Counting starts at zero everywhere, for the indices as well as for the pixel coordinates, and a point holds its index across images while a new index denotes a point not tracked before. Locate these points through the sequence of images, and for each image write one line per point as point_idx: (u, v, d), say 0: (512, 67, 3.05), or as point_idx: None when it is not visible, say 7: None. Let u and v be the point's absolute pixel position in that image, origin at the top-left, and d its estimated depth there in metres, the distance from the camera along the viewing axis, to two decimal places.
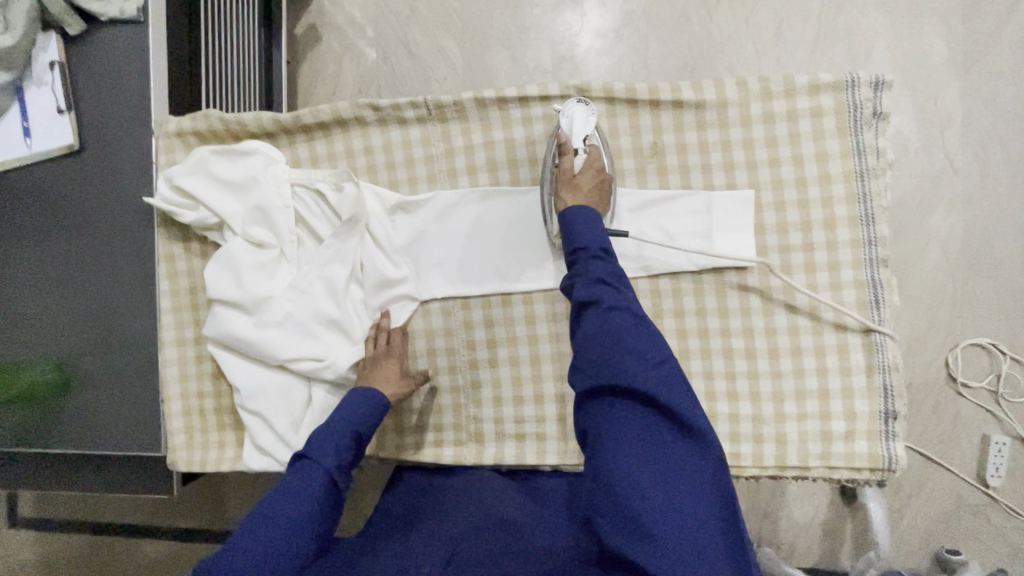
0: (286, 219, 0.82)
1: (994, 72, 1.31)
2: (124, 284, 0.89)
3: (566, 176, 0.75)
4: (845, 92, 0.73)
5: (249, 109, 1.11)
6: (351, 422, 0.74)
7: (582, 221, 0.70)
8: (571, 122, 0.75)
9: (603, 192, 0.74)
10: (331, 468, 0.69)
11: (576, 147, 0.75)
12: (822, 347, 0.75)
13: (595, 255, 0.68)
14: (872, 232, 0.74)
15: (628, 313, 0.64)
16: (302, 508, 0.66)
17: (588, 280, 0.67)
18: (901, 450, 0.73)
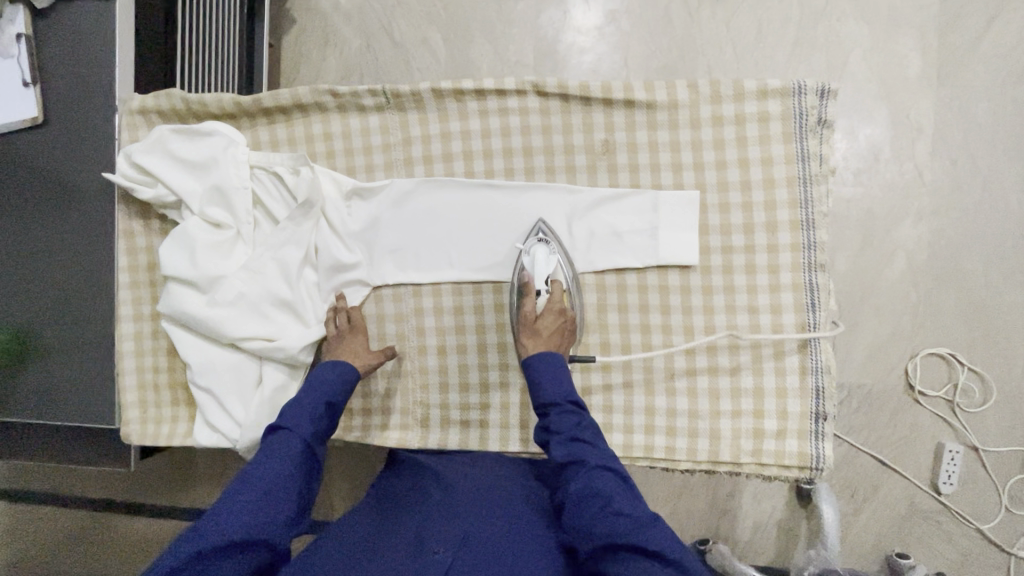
0: (242, 200, 0.84)
1: (974, 81, 1.23)
2: (82, 258, 0.89)
3: (528, 319, 0.76)
4: (791, 99, 0.75)
5: (230, 91, 1.09)
6: (326, 392, 0.75)
7: (548, 376, 0.71)
8: (533, 263, 0.77)
9: (564, 332, 0.75)
10: (308, 435, 0.70)
11: (538, 288, 0.77)
12: (759, 347, 0.77)
13: (566, 409, 0.69)
14: (812, 236, 0.75)
15: (612, 474, 0.64)
16: (283, 473, 0.66)
17: (563, 440, 0.67)
18: (829, 450, 0.75)
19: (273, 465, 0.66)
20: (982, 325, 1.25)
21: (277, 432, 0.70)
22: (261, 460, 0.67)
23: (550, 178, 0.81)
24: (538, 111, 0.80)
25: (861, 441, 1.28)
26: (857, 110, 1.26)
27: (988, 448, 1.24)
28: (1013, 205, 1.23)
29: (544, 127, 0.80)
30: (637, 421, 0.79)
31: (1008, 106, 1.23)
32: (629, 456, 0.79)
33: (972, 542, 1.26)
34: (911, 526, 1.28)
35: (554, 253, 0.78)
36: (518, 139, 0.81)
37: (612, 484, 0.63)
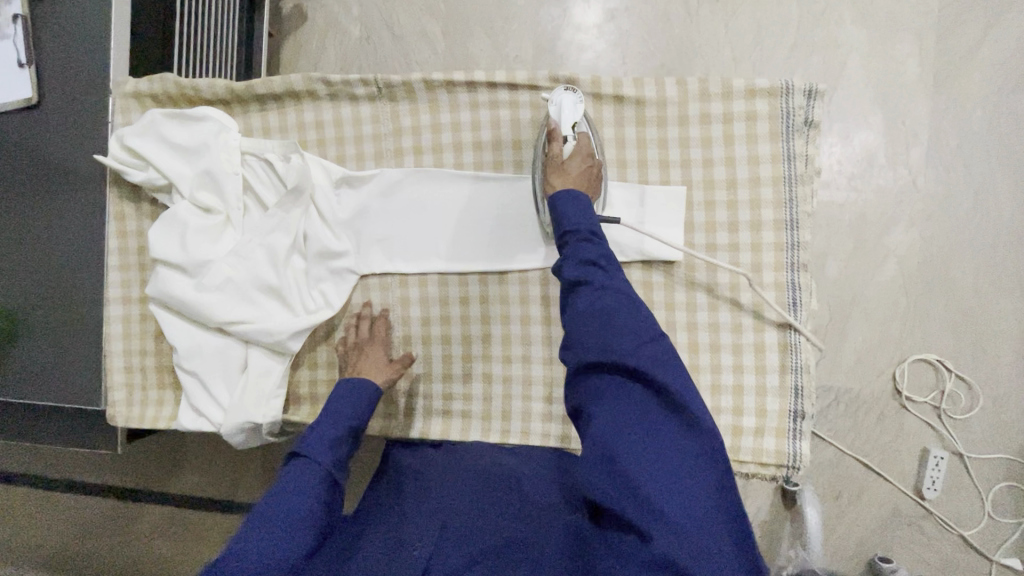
0: (233, 186, 0.84)
1: (971, 89, 1.23)
2: (71, 240, 0.89)
3: (556, 161, 0.73)
4: (779, 99, 0.76)
5: (225, 78, 1.09)
6: (347, 416, 0.72)
7: (573, 206, 0.67)
8: (560, 110, 0.75)
9: (592, 175, 0.73)
10: (327, 463, 0.67)
11: (565, 134, 0.75)
12: (740, 345, 0.78)
13: (584, 237, 0.65)
14: (795, 237, 0.76)
15: (620, 294, 0.61)
16: (301, 506, 0.63)
17: (576, 262, 0.63)
18: (805, 449, 0.76)
19: (289, 498, 0.63)
20: (970, 332, 1.25)
21: (298, 458, 0.67)
22: (278, 490, 0.64)
23: None
24: (528, 105, 0.81)
25: (847, 444, 1.29)
26: (852, 114, 1.26)
27: (973, 454, 1.25)
28: (1005, 214, 1.23)
29: (534, 120, 0.81)
30: None
31: (1002, 115, 1.23)
32: None
33: (954, 548, 1.26)
34: (895, 531, 1.28)
35: (581, 102, 0.76)
36: (508, 133, 0.82)
37: (618, 301, 0.60)
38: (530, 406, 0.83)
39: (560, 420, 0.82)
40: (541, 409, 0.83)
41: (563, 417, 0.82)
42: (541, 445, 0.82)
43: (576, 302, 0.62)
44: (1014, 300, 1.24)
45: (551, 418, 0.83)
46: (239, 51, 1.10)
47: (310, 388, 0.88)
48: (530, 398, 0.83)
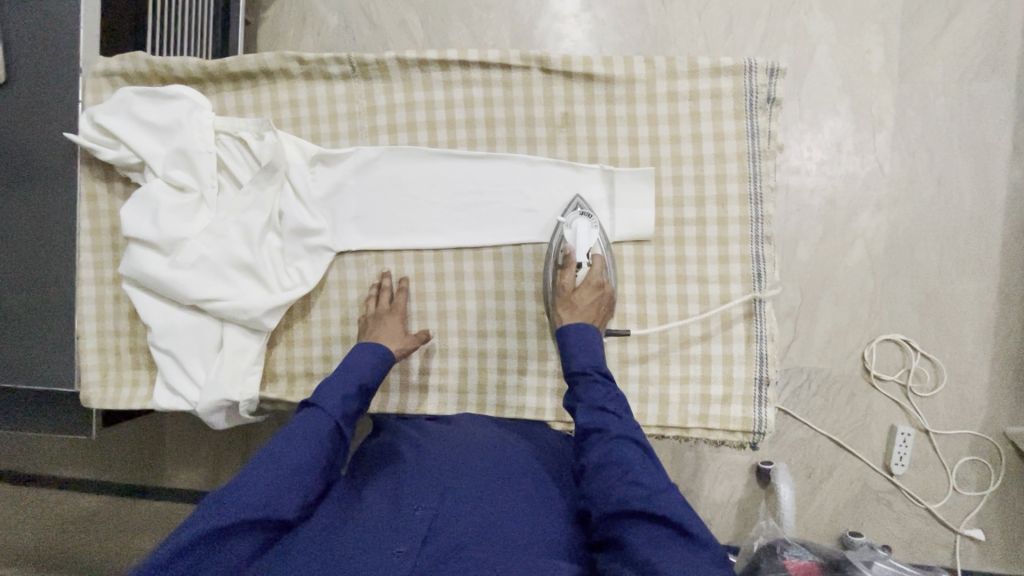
0: (207, 164, 0.84)
1: (932, 78, 1.28)
2: (42, 219, 0.88)
3: (566, 291, 0.76)
4: (742, 77, 0.78)
5: (204, 54, 1.07)
6: (361, 375, 0.73)
7: (581, 347, 0.70)
8: (575, 236, 0.78)
9: (601, 305, 0.75)
10: (338, 415, 0.68)
11: (579, 260, 0.77)
12: (707, 316, 0.80)
13: (595, 378, 0.67)
14: (760, 210, 0.79)
15: (635, 446, 0.61)
16: (309, 452, 0.63)
17: (587, 406, 0.65)
18: (770, 415, 0.79)
19: (299, 441, 0.63)
20: (934, 313, 1.29)
21: (308, 409, 0.68)
22: (288, 434, 0.64)
23: (511, 149, 0.83)
24: (501, 83, 0.82)
25: (818, 422, 1.33)
26: (821, 101, 1.30)
27: (938, 430, 1.29)
28: (966, 198, 1.28)
29: (506, 99, 0.82)
30: None
31: (962, 103, 1.27)
32: None
33: (921, 521, 1.31)
34: (865, 505, 1.32)
35: (596, 226, 0.79)
36: (481, 111, 0.83)
37: (630, 454, 0.60)
38: (505, 379, 0.85)
39: (535, 392, 0.84)
40: (515, 382, 0.85)
41: (537, 390, 0.84)
42: (516, 417, 0.84)
43: (590, 451, 0.62)
44: (975, 281, 1.29)
45: (525, 391, 0.84)
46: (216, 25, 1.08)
47: (287, 367, 0.89)
48: (505, 371, 0.85)
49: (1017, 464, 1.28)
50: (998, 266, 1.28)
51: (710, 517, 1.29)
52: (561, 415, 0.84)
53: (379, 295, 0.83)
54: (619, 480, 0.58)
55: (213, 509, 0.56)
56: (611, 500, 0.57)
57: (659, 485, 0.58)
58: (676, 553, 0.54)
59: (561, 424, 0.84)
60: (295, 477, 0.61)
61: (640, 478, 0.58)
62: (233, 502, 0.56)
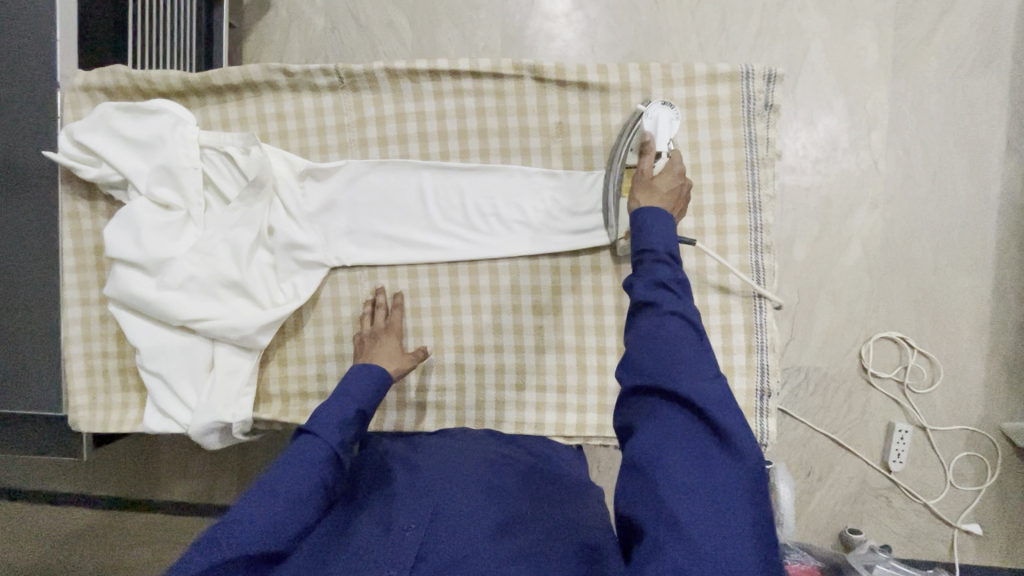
0: (192, 180, 0.82)
1: (927, 74, 1.27)
2: (23, 240, 0.86)
3: (645, 175, 0.70)
4: (740, 83, 0.77)
5: (186, 65, 1.06)
6: (357, 400, 0.71)
7: (652, 223, 0.62)
8: (656, 125, 0.74)
9: (680, 194, 0.70)
10: (335, 441, 0.66)
11: (659, 150, 0.73)
12: (707, 327, 0.79)
13: (661, 257, 0.60)
14: (759, 219, 0.78)
15: (688, 323, 0.55)
16: (305, 483, 0.61)
17: (649, 282, 0.58)
18: (772, 426, 0.79)
19: (295, 472, 0.62)
20: (930, 311, 1.29)
21: (303, 436, 0.66)
22: (283, 463, 0.62)
23: (505, 161, 0.81)
24: (493, 92, 0.80)
25: (817, 422, 1.33)
26: (816, 99, 1.29)
27: (936, 427, 1.30)
28: (961, 195, 1.27)
29: (498, 109, 0.80)
30: (591, 399, 0.82)
31: (957, 98, 1.27)
32: (582, 434, 0.82)
33: (920, 519, 1.31)
34: (865, 503, 1.33)
35: (677, 120, 0.75)
36: (473, 121, 0.81)
37: (683, 332, 0.55)
38: (504, 395, 0.83)
39: (534, 407, 0.83)
40: (514, 397, 0.83)
41: (536, 404, 0.83)
42: (515, 432, 0.83)
43: (641, 323, 0.57)
44: (971, 278, 1.28)
45: (524, 406, 0.83)
46: (197, 35, 1.06)
47: (280, 387, 0.87)
48: (504, 386, 0.83)
49: (1014, 459, 1.29)
50: (994, 262, 1.28)
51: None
52: (561, 430, 0.83)
53: (372, 314, 0.81)
54: (660, 360, 0.54)
55: (204, 542, 0.54)
56: (648, 377, 0.53)
57: (702, 373, 0.53)
58: (697, 457, 0.50)
59: (561, 439, 0.83)
60: (291, 509, 0.59)
61: (682, 361, 0.53)
62: (226, 537, 0.54)
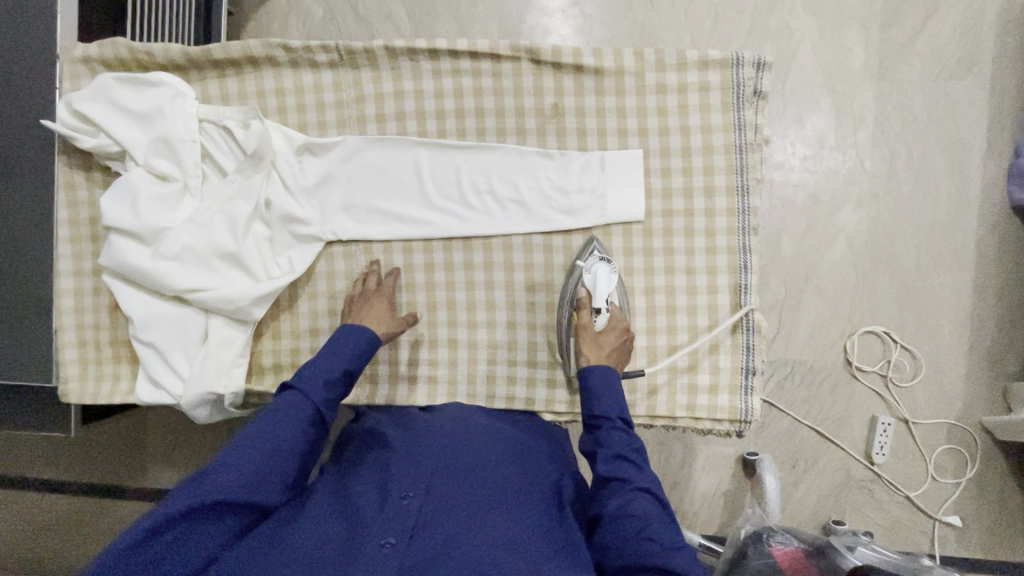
0: (191, 152, 0.82)
1: (910, 76, 1.31)
2: (18, 210, 0.86)
3: (590, 332, 0.75)
4: (730, 70, 0.79)
5: (194, 33, 1.05)
6: (345, 360, 0.72)
7: (605, 389, 0.69)
8: (594, 281, 0.76)
9: (623, 351, 0.75)
10: (320, 400, 0.66)
11: (599, 306, 0.76)
12: (695, 306, 0.81)
13: (617, 425, 0.66)
14: (746, 201, 0.80)
15: (651, 499, 0.61)
16: (289, 435, 0.62)
17: (609, 455, 0.64)
18: (757, 404, 0.80)
19: (281, 427, 0.62)
20: (912, 306, 1.33)
21: (289, 391, 0.66)
22: (268, 417, 0.63)
23: (501, 140, 0.83)
24: (490, 73, 0.82)
25: (802, 413, 1.35)
26: (804, 98, 1.33)
27: (918, 420, 1.33)
28: (944, 193, 1.31)
29: (495, 89, 0.82)
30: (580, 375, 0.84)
31: (939, 100, 1.31)
32: (571, 410, 0.84)
33: (900, 509, 1.34)
34: (847, 493, 1.35)
35: (615, 271, 0.78)
36: (470, 101, 0.83)
37: (648, 507, 0.60)
38: (495, 370, 0.85)
39: (525, 383, 0.84)
40: (506, 373, 0.85)
41: (527, 381, 0.84)
42: (506, 408, 0.84)
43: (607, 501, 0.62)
44: (952, 275, 1.32)
45: (515, 381, 0.85)
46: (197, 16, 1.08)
47: (273, 359, 0.88)
48: (495, 362, 0.85)
49: (992, 452, 1.32)
50: (974, 259, 1.31)
51: (696, 508, 1.30)
52: (550, 406, 0.84)
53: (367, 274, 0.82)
54: (634, 539, 0.58)
55: (193, 488, 0.55)
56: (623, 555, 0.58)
57: (673, 541, 0.57)
58: None
59: (551, 415, 0.84)
60: (274, 462, 0.60)
61: (654, 534, 0.58)
62: (214, 485, 0.56)
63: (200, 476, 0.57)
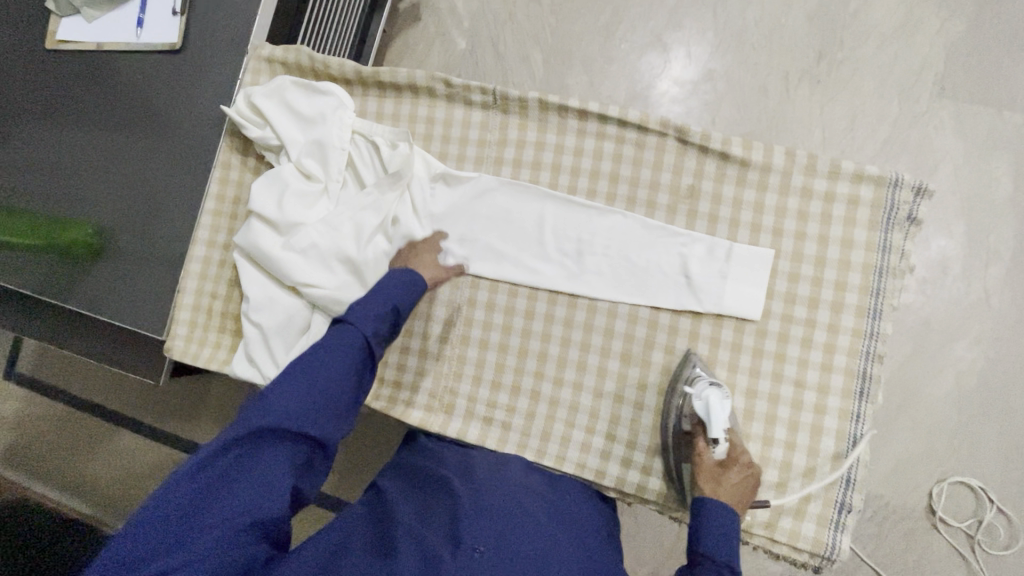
0: (338, 159, 0.88)
1: None
2: (181, 177, 0.97)
3: (709, 468, 0.70)
4: (886, 189, 0.76)
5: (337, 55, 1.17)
6: (396, 297, 0.75)
7: (718, 532, 0.65)
8: (708, 410, 0.71)
9: (748, 489, 0.70)
10: (368, 331, 0.70)
11: (715, 437, 0.70)
12: (797, 422, 0.76)
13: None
14: (876, 326, 0.75)
15: None
16: (336, 362, 0.67)
17: None
18: (846, 544, 0.74)
19: (328, 357, 0.67)
20: (1021, 468, 1.18)
21: (341, 324, 0.71)
22: (320, 347, 0.68)
23: (629, 208, 0.83)
24: (634, 142, 0.83)
25: (867, 554, 1.21)
26: (935, 218, 1.24)
27: None
28: None
29: (635, 159, 0.83)
30: (657, 463, 0.79)
31: None
32: (640, 495, 0.80)
33: None
34: None
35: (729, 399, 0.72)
36: (608, 165, 0.84)
37: None
38: (570, 433, 0.82)
39: (598, 454, 0.81)
40: (581, 438, 0.82)
41: (601, 452, 0.81)
42: (573, 474, 0.82)
43: None
44: None
45: (589, 450, 0.81)
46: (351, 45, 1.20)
47: None
48: (573, 425, 0.82)
49: None
50: None
51: None
52: (620, 485, 0.80)
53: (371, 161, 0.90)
54: None
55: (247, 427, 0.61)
56: None
57: None
58: None
59: (617, 493, 0.81)
60: (319, 393, 0.65)
61: None
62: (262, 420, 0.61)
63: (253, 411, 0.62)
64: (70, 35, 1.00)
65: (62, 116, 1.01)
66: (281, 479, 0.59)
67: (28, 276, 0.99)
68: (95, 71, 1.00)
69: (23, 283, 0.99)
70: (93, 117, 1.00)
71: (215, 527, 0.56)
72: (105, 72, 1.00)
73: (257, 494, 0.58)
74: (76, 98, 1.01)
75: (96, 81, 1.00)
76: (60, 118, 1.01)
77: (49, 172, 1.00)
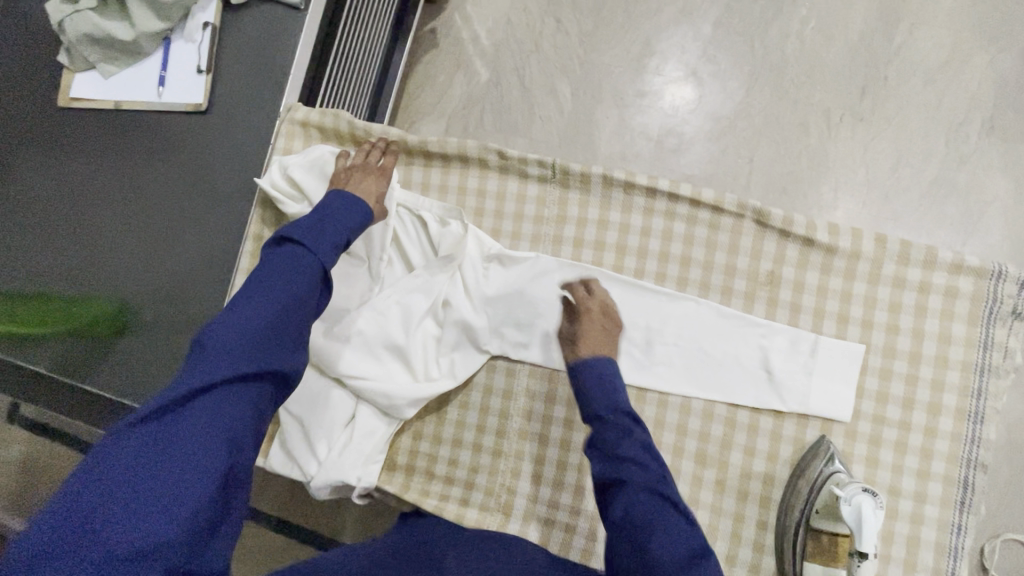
0: (382, 236, 0.81)
1: None
2: (210, 248, 0.89)
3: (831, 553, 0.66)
4: (987, 282, 0.70)
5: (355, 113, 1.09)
6: (349, 224, 0.69)
7: None
8: (859, 520, 0.62)
9: None
10: (324, 257, 0.63)
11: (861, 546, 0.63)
12: (892, 532, 0.70)
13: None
14: (977, 431, 0.69)
15: None
16: (291, 287, 0.60)
17: None
18: None
19: (279, 282, 0.59)
20: None
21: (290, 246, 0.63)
22: (268, 273, 0.60)
23: (702, 294, 0.77)
24: (707, 223, 0.77)
25: None
26: None
27: None
28: None
29: (709, 241, 0.77)
30: (737, 575, 0.73)
31: None
32: None
33: None
34: None
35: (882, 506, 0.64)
36: (678, 247, 0.78)
37: None
38: None
39: None
40: None
41: None
42: None
43: None
44: None
45: None
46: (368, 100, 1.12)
47: (407, 459, 0.84)
48: None
49: None
50: None
51: None
52: None
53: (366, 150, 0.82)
54: None
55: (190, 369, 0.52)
56: None
57: None
58: None
59: None
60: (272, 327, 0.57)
61: None
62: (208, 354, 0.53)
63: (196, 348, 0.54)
64: (83, 93, 0.92)
65: (82, 178, 0.94)
66: (247, 421, 0.52)
67: (44, 355, 0.91)
68: (116, 130, 0.92)
69: (39, 362, 0.91)
70: (116, 179, 0.92)
71: (175, 473, 0.47)
72: (127, 131, 0.92)
73: (218, 437, 0.50)
74: (97, 158, 0.93)
75: (118, 140, 0.92)
76: (80, 180, 0.94)
77: (69, 239, 0.93)
